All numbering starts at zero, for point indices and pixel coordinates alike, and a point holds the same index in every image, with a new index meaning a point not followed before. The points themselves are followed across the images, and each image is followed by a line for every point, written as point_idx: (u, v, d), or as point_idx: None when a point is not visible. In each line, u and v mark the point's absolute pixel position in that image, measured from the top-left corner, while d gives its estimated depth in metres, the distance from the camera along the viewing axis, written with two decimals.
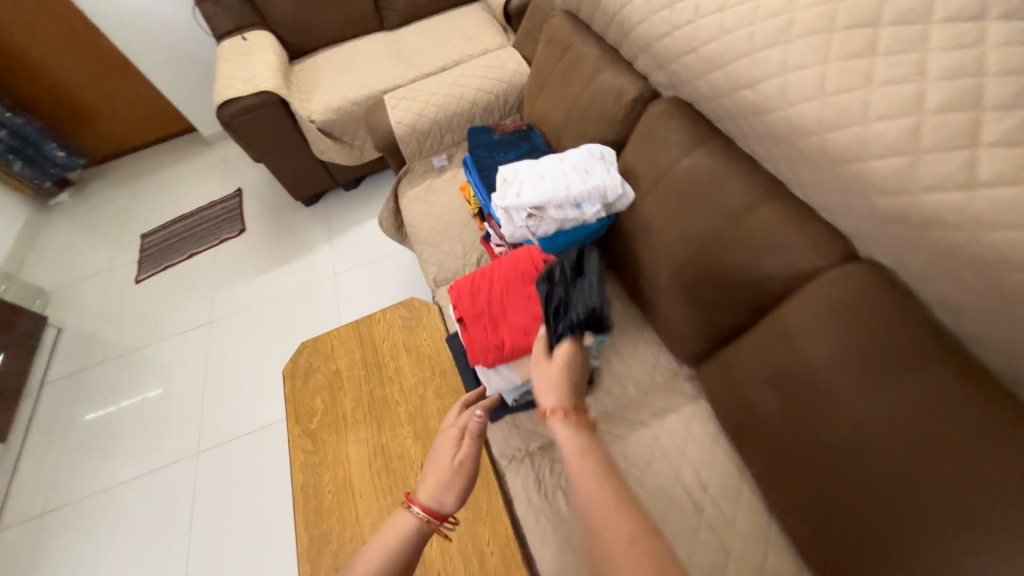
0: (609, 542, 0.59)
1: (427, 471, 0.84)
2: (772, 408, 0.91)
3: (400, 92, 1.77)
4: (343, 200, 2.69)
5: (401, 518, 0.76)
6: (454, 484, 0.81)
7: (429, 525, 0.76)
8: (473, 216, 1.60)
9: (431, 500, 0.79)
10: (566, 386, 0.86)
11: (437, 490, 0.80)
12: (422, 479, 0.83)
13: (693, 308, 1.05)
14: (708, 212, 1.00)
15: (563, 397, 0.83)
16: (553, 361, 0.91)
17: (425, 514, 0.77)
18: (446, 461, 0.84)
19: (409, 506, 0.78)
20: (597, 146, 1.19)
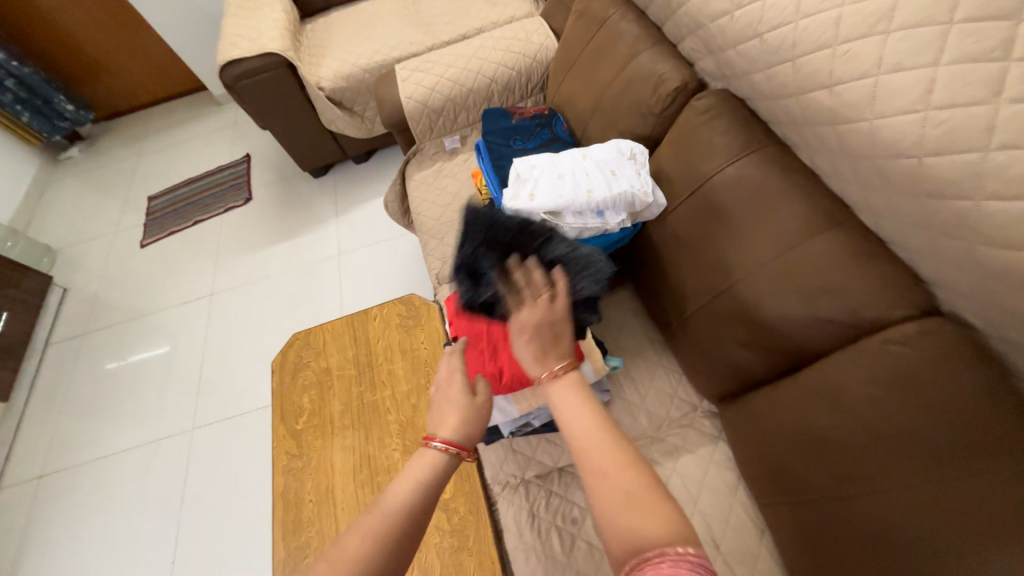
0: (594, 474, 0.54)
1: (440, 410, 0.76)
2: (808, 477, 0.77)
3: (413, 63, 1.60)
4: (353, 174, 2.56)
5: (424, 456, 0.68)
6: (475, 417, 0.75)
7: (459, 458, 0.70)
8: (484, 207, 1.46)
9: (457, 433, 0.71)
10: (543, 337, 0.69)
11: (460, 426, 0.73)
12: (438, 417, 0.74)
13: (724, 343, 0.91)
14: (754, 236, 0.86)
15: (545, 353, 0.68)
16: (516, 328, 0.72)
17: (453, 448, 0.70)
18: (461, 396, 0.76)
19: (432, 445, 0.70)
20: (627, 142, 1.03)
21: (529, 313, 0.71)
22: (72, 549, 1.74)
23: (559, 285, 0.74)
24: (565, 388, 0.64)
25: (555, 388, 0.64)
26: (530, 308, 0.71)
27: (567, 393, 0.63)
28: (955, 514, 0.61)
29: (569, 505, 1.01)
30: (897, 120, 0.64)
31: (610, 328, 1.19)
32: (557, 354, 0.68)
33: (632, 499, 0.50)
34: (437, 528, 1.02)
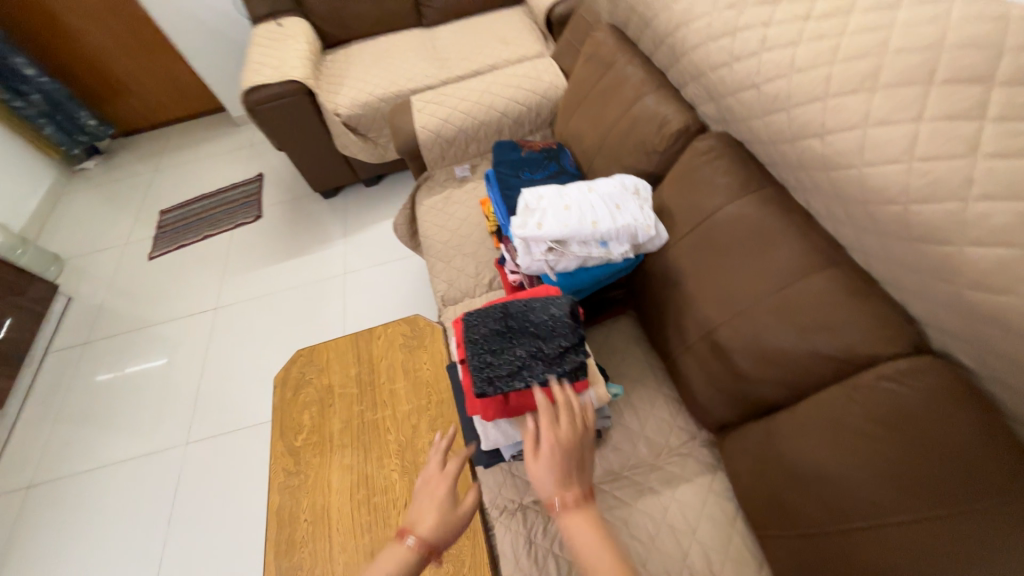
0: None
1: (424, 501, 0.75)
2: (808, 509, 0.78)
3: (428, 95, 1.68)
4: (362, 197, 2.63)
5: (395, 553, 0.69)
6: (453, 524, 0.73)
7: (423, 562, 0.69)
8: (490, 233, 1.51)
9: (431, 534, 0.71)
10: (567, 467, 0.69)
11: (435, 523, 0.72)
12: (420, 509, 0.74)
13: (724, 373, 0.94)
14: (752, 273, 0.90)
15: (574, 474, 0.69)
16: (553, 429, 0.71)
17: (424, 552, 0.70)
18: (443, 493, 0.75)
19: (403, 539, 0.70)
20: (632, 178, 1.08)
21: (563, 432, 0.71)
22: (55, 564, 1.69)
23: (589, 414, 0.75)
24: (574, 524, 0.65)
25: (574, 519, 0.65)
26: (564, 427, 0.72)
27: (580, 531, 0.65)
28: (950, 556, 0.62)
29: None
30: (885, 168, 0.69)
31: (611, 355, 1.21)
32: (578, 481, 0.68)
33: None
34: None
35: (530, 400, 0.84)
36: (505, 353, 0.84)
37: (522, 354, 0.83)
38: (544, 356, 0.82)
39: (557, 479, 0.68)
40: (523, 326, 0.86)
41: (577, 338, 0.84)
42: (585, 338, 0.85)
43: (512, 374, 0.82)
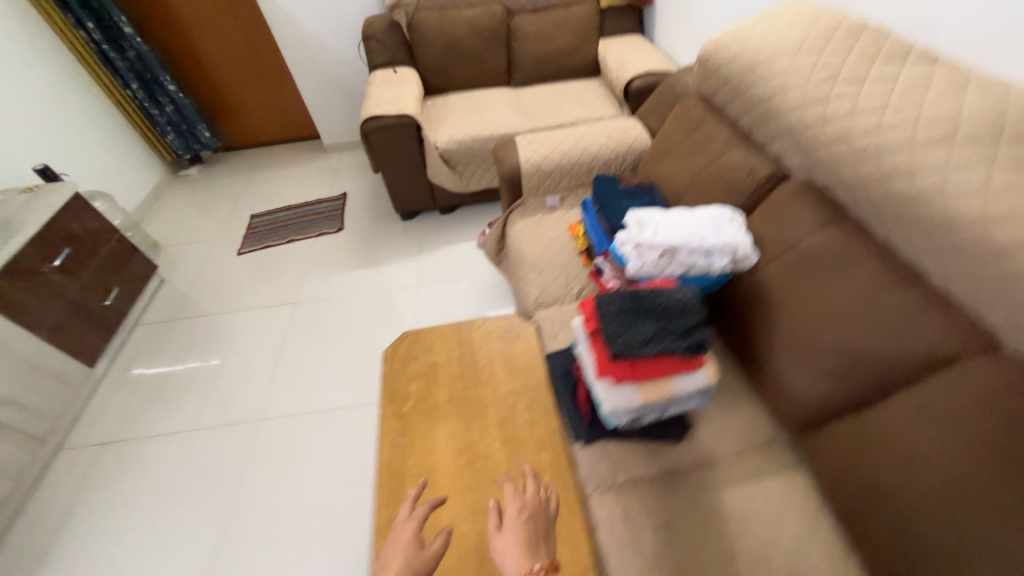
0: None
1: (394, 547, 0.86)
2: (902, 489, 0.89)
3: (531, 136, 1.98)
4: (437, 222, 2.89)
5: None
6: (422, 563, 0.82)
7: None
8: (579, 251, 1.73)
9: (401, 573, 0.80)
10: (528, 537, 0.91)
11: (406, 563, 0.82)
12: (388, 555, 0.84)
13: (814, 374, 1.08)
14: (838, 288, 1.08)
15: (525, 554, 0.87)
16: (507, 527, 0.93)
17: None
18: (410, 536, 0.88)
19: None
20: (728, 208, 1.29)
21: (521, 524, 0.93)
22: (125, 518, 1.76)
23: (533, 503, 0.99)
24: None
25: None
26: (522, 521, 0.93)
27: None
28: None
29: (661, 507, 1.09)
30: (964, 201, 0.88)
31: None
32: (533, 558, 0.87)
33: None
34: None
35: (656, 368, 0.99)
36: (638, 325, 1.00)
37: (655, 328, 1.00)
38: (672, 330, 0.99)
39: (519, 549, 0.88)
40: (652, 304, 1.02)
41: (702, 316, 1.01)
42: (708, 323, 1.03)
43: (643, 342, 0.99)
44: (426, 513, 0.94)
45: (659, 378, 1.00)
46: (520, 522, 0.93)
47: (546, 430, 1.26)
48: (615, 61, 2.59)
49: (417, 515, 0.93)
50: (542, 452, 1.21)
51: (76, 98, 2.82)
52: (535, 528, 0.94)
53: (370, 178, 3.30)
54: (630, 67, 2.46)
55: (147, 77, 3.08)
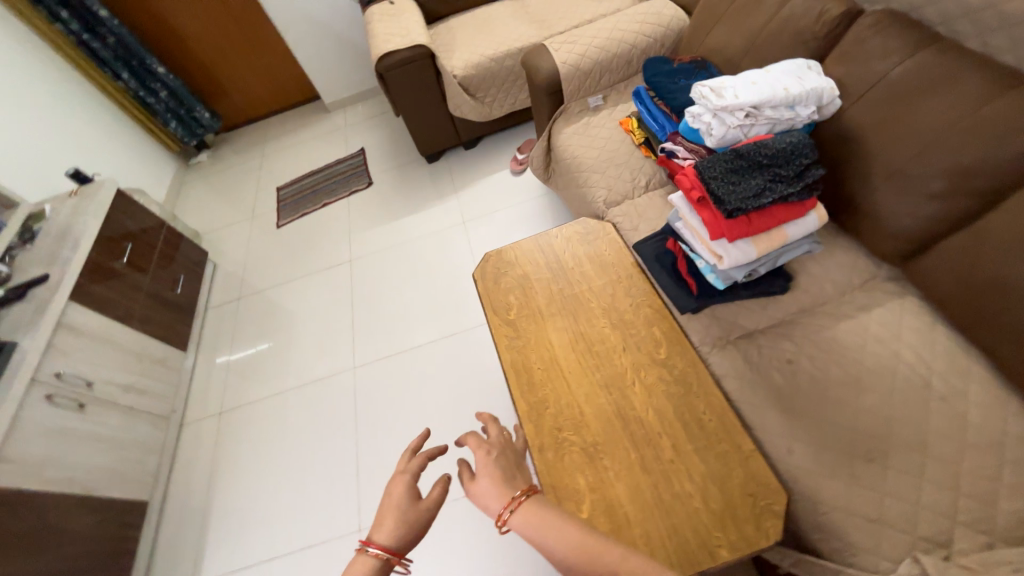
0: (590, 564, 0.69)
1: (383, 506, 0.80)
2: (1022, 281, 0.95)
3: (561, 36, 1.89)
4: (464, 158, 2.84)
5: (361, 563, 0.72)
6: (415, 520, 0.79)
7: (387, 564, 0.73)
8: (637, 145, 1.72)
9: (393, 540, 0.76)
10: (507, 470, 0.86)
11: (395, 528, 0.77)
12: (377, 515, 0.78)
13: (916, 201, 1.11)
14: (937, 108, 1.07)
15: (506, 487, 0.82)
16: (483, 465, 0.87)
17: (388, 556, 0.74)
18: (398, 495, 0.81)
19: (365, 547, 0.74)
20: (803, 59, 1.26)
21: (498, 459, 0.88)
22: (263, 468, 1.94)
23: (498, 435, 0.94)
24: (529, 510, 0.77)
25: (526, 512, 0.77)
26: (499, 457, 0.88)
27: (531, 518, 0.76)
28: None
29: (780, 351, 1.17)
30: None
31: None
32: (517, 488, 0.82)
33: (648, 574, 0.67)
34: (663, 380, 1.20)
35: (770, 218, 1.04)
36: (748, 179, 1.03)
37: (765, 179, 1.02)
38: (784, 177, 1.02)
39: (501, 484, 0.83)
40: (759, 157, 1.04)
41: (812, 160, 1.04)
42: (817, 162, 1.05)
43: (758, 193, 1.02)
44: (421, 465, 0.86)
45: (773, 226, 1.05)
46: (491, 459, 0.88)
47: (651, 309, 1.33)
48: None
49: (408, 466, 0.85)
50: (653, 327, 1.29)
51: (79, 97, 2.73)
52: (508, 463, 0.88)
53: (383, 128, 3.20)
54: None
55: (134, 64, 2.95)
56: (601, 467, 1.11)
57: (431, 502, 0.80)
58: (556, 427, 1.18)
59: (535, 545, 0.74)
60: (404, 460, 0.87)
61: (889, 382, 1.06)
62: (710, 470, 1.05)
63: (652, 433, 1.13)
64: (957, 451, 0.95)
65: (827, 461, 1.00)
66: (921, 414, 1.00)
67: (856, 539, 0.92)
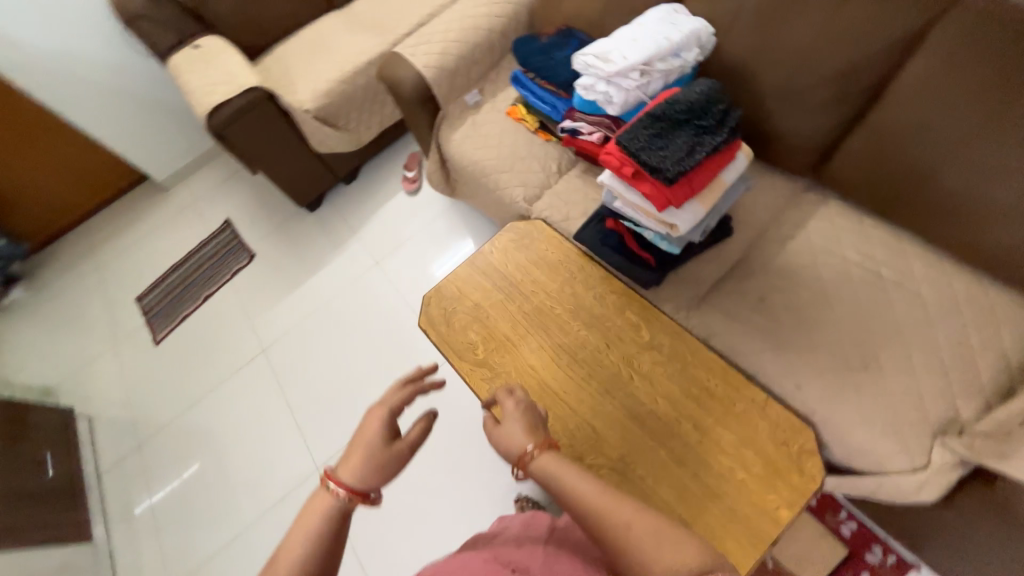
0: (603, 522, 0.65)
1: (355, 440, 0.73)
2: (924, 159, 1.02)
3: (412, 39, 1.71)
4: (349, 194, 2.54)
5: (322, 499, 0.64)
6: (388, 462, 0.73)
7: (352, 505, 0.65)
8: (533, 131, 1.62)
9: (360, 478, 0.68)
10: (530, 421, 0.85)
11: (365, 468, 0.70)
12: (346, 450, 0.72)
13: (812, 112, 1.16)
14: (802, 21, 1.11)
15: (531, 436, 0.81)
16: (505, 417, 0.86)
17: (356, 494, 0.66)
18: (377, 429, 0.74)
19: (328, 483, 0.65)
20: (668, 4, 1.26)
21: (516, 404, 0.88)
22: None
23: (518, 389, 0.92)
24: (550, 460, 0.75)
25: (548, 455, 0.76)
26: (517, 402, 0.88)
27: (552, 464, 0.74)
28: None
29: (749, 292, 1.18)
30: None
31: None
32: (537, 437, 0.81)
33: (663, 536, 0.61)
34: (657, 362, 1.15)
35: (707, 171, 1.00)
36: (675, 140, 0.99)
37: (691, 136, 0.99)
38: (708, 128, 0.99)
39: (526, 429, 0.82)
40: (677, 114, 1.00)
41: (726, 103, 1.02)
42: (731, 102, 1.03)
43: (689, 151, 0.98)
44: (405, 400, 0.82)
45: (712, 178, 1.02)
46: (517, 409, 0.87)
47: (618, 295, 1.26)
48: None
49: (389, 402, 0.80)
50: (627, 313, 1.23)
51: None
52: (535, 415, 0.87)
53: (238, 189, 2.73)
54: None
55: None
56: (638, 478, 1.03)
57: (410, 438, 0.75)
58: (575, 456, 1.08)
59: (551, 490, 0.73)
60: (391, 394, 0.82)
61: (849, 286, 1.11)
62: (738, 435, 1.03)
63: (670, 422, 1.08)
64: (926, 328, 1.02)
65: (831, 383, 1.03)
66: (886, 307, 1.06)
67: (886, 445, 0.95)
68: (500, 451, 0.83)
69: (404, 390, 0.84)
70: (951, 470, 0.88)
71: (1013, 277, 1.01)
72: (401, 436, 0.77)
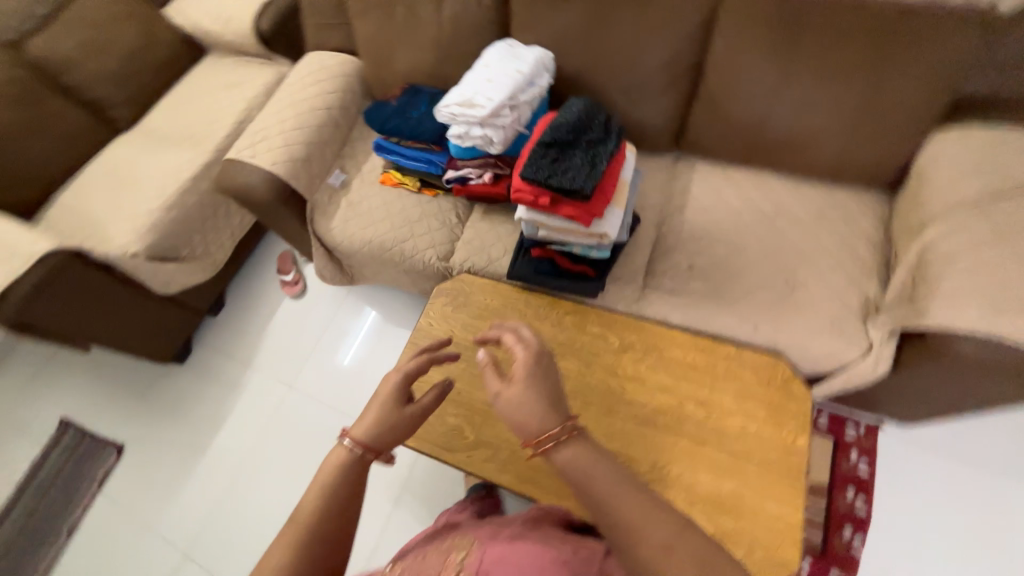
0: (638, 546, 0.62)
1: (372, 399, 0.78)
2: (754, 111, 1.24)
3: (246, 140, 1.54)
4: (222, 325, 2.14)
5: (335, 452, 0.71)
6: (400, 424, 0.77)
7: (365, 460, 0.72)
8: (417, 190, 1.54)
9: (369, 437, 0.74)
10: (552, 394, 0.76)
11: (375, 427, 0.75)
12: (363, 409, 0.77)
13: (657, 100, 1.32)
14: (621, 29, 1.25)
15: (552, 417, 0.73)
16: (514, 384, 0.76)
17: (367, 450, 0.73)
18: (389, 391, 0.78)
19: (343, 438, 0.72)
20: (501, 41, 1.32)
21: (525, 362, 0.78)
22: None
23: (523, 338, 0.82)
24: (578, 456, 0.69)
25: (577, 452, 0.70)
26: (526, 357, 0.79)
27: (581, 460, 0.69)
28: (820, 50, 1.12)
29: (679, 263, 1.28)
30: None
31: None
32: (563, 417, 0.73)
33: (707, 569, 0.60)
34: (638, 359, 1.17)
35: (611, 176, 1.07)
36: (574, 158, 1.04)
37: (585, 151, 1.04)
38: (596, 139, 1.06)
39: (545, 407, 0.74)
40: (564, 134, 1.05)
41: (600, 113, 1.10)
42: (604, 111, 1.12)
43: (590, 164, 1.03)
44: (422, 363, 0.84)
45: (617, 181, 1.09)
46: (536, 376, 0.77)
47: (573, 313, 1.26)
48: (214, 23, 2.04)
49: (407, 364, 0.82)
50: (588, 326, 1.23)
51: None
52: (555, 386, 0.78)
53: (59, 381, 2.10)
54: (236, 16, 1.98)
55: None
56: (676, 477, 1.03)
57: (421, 405, 0.78)
58: None
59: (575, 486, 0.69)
60: (408, 359, 0.84)
61: (748, 227, 1.28)
62: (734, 392, 1.10)
63: (675, 410, 1.10)
64: (814, 238, 1.22)
65: (777, 313, 1.16)
66: (781, 234, 1.24)
67: (840, 343, 1.10)
68: (508, 417, 0.76)
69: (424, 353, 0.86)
70: (887, 342, 1.05)
71: (847, 177, 1.26)
72: (413, 400, 0.81)
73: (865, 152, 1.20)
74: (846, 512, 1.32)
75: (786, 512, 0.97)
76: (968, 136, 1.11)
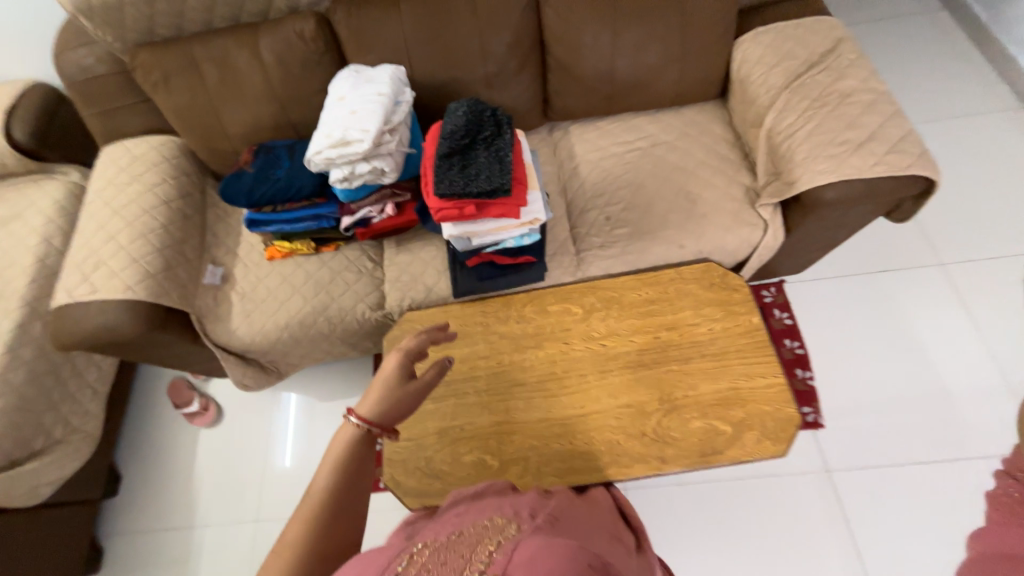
0: None
1: (373, 382, 0.77)
2: (602, 66, 1.36)
3: (75, 275, 1.23)
4: (131, 500, 1.71)
5: (342, 430, 0.67)
6: (404, 402, 0.76)
7: (370, 432, 0.69)
8: (316, 251, 1.39)
9: (378, 413, 0.72)
10: None
11: (379, 404, 0.73)
12: (365, 391, 0.75)
13: (516, 82, 1.37)
14: (458, 25, 1.26)
15: None
16: None
17: (373, 424, 0.70)
18: (390, 368, 0.78)
19: (349, 415, 0.69)
20: (345, 71, 1.24)
21: None
22: None
23: None
24: None
25: None
26: None
27: None
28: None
29: (598, 217, 1.37)
30: None
31: None
32: None
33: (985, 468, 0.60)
34: (606, 315, 1.23)
35: (521, 165, 1.10)
36: (481, 159, 1.05)
37: (489, 150, 1.06)
38: (492, 135, 1.08)
39: None
40: (462, 142, 1.06)
41: (485, 111, 1.11)
42: (487, 105, 1.13)
43: (499, 159, 1.05)
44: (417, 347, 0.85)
45: (525, 167, 1.12)
46: None
47: (531, 300, 1.27)
48: None
49: (404, 347, 0.84)
50: (550, 306, 1.25)
51: None
52: None
53: None
54: None
55: None
56: (685, 399, 1.11)
57: (424, 377, 0.78)
58: (640, 438, 1.09)
59: None
60: (407, 343, 0.87)
61: (637, 165, 1.41)
62: (692, 305, 1.22)
63: (656, 343, 1.18)
64: (689, 155, 1.41)
65: (693, 225, 1.32)
66: (665, 161, 1.40)
67: (746, 230, 1.29)
68: None
69: (418, 342, 0.87)
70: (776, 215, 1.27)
71: (690, 97, 1.47)
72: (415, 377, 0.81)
73: (695, 72, 1.40)
74: (793, 357, 1.55)
75: (774, 381, 1.11)
76: (760, 36, 1.36)
